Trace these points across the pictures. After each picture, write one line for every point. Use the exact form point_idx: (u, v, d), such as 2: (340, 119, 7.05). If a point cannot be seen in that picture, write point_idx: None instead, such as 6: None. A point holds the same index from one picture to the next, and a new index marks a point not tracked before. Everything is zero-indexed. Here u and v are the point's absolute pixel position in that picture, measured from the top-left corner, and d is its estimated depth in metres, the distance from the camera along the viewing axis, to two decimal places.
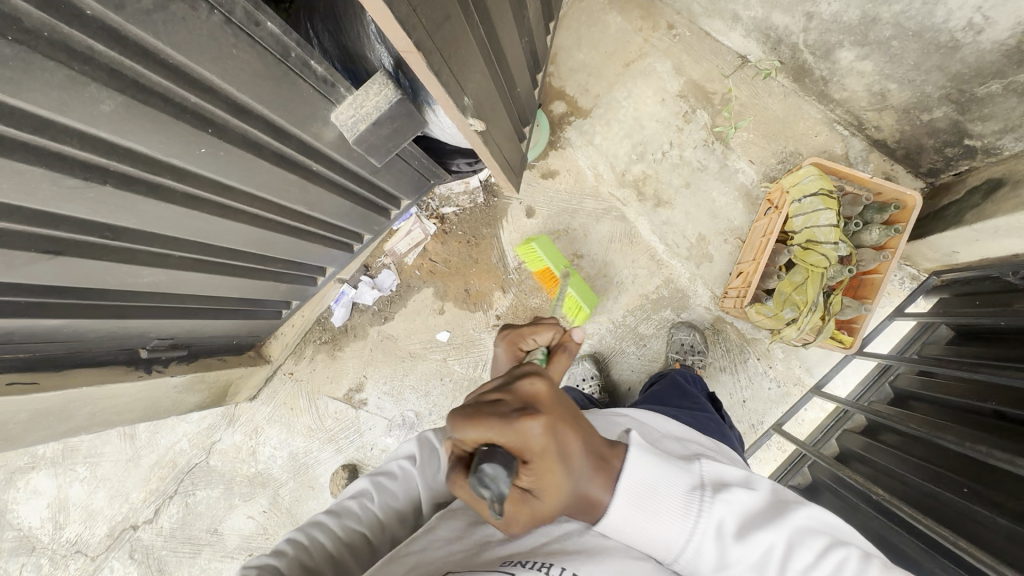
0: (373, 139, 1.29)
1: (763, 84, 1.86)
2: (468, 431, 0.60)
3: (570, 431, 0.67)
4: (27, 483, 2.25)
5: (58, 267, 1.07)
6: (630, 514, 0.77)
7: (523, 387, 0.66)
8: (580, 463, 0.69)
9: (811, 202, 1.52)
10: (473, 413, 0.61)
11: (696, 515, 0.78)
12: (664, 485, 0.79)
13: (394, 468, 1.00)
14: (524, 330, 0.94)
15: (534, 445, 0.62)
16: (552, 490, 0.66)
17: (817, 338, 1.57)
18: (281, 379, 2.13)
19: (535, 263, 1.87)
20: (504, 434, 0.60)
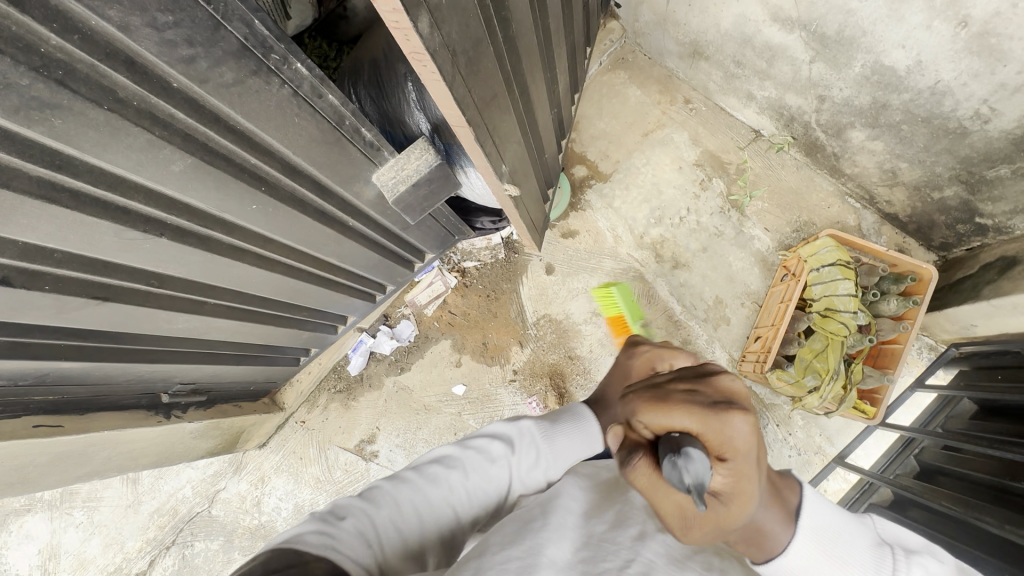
0: (410, 199, 1.35)
1: (777, 157, 1.96)
2: (656, 414, 0.65)
3: (761, 444, 0.66)
4: (20, 527, 2.18)
5: (103, 313, 1.10)
6: (814, 555, 0.73)
7: (719, 382, 0.67)
8: (759, 484, 0.67)
9: (829, 271, 1.56)
10: (671, 400, 0.65)
11: (890, 568, 0.73)
12: (848, 534, 0.75)
13: (489, 447, 0.91)
14: (661, 351, 0.95)
15: (735, 444, 0.62)
16: (742, 499, 0.63)
17: (840, 408, 1.56)
18: (292, 427, 2.11)
19: (609, 310, 1.90)
20: (709, 424, 0.62)
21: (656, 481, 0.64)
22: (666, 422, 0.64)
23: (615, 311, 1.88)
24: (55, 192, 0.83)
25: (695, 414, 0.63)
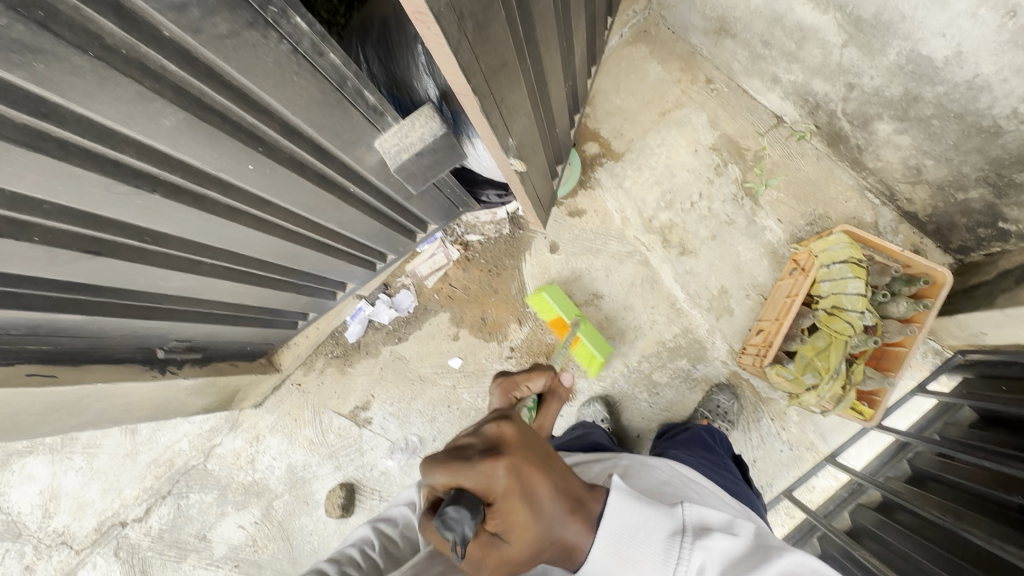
0: (413, 168, 1.31)
1: (797, 146, 1.89)
2: (436, 473, 0.64)
3: (536, 472, 0.68)
4: (23, 468, 2.25)
5: (95, 268, 1.08)
6: (603, 561, 0.79)
7: (488, 429, 0.69)
8: (551, 507, 0.70)
9: (840, 269, 1.51)
10: (442, 457, 0.64)
11: (676, 561, 0.81)
12: (638, 535, 0.81)
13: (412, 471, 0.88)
14: (519, 377, 0.99)
15: (498, 489, 0.64)
16: (519, 533, 0.66)
17: (837, 407, 1.54)
18: (288, 389, 2.13)
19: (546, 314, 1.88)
20: (470, 477, 0.63)
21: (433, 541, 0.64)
22: (442, 478, 0.63)
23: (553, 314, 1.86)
24: (41, 141, 0.80)
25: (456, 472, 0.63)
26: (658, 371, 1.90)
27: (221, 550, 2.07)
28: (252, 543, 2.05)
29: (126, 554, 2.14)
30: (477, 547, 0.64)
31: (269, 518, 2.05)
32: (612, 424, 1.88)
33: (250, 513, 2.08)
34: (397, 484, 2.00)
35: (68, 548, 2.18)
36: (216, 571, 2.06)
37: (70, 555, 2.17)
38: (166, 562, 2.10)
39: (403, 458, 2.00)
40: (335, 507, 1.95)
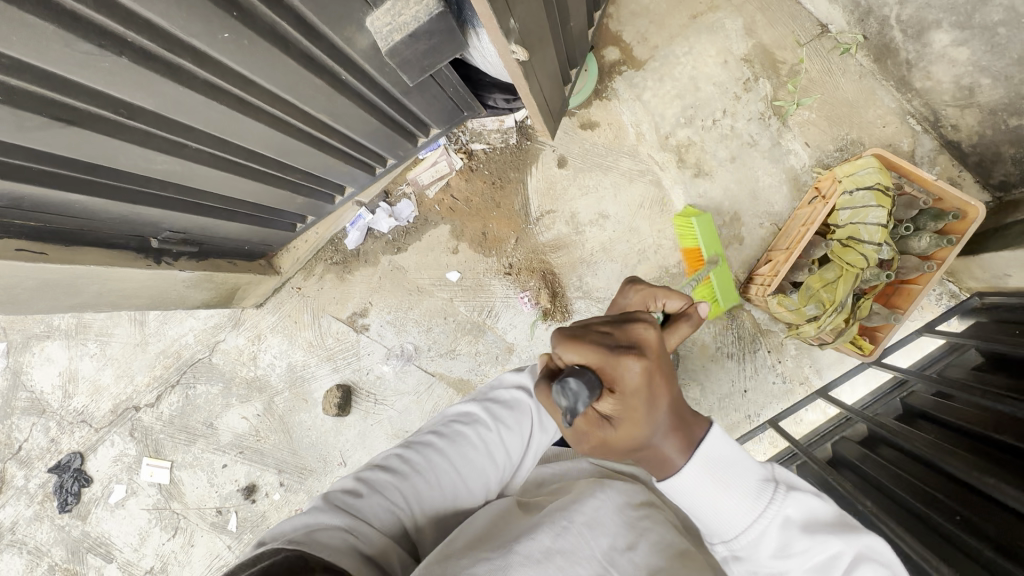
0: (407, 54, 1.20)
1: (839, 60, 1.70)
2: (572, 346, 0.84)
3: (659, 381, 0.83)
4: (42, 350, 2.40)
5: (69, 139, 1.04)
6: (699, 478, 0.83)
7: (632, 331, 0.86)
8: (661, 418, 0.83)
9: (863, 195, 1.40)
10: (581, 339, 0.85)
11: (766, 501, 0.81)
12: (737, 467, 0.83)
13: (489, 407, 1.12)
14: (660, 291, 1.02)
15: (619, 378, 0.81)
16: (627, 424, 0.81)
17: (835, 341, 1.48)
18: (288, 292, 2.14)
19: (686, 240, 1.76)
20: (605, 360, 0.81)
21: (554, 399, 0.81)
22: (575, 352, 0.83)
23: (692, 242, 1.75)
24: None
25: (591, 353, 0.82)
26: None
27: (227, 437, 2.19)
28: (255, 433, 2.16)
29: (141, 435, 2.28)
30: (586, 422, 0.82)
31: (270, 412, 2.15)
32: None
33: (252, 406, 2.17)
34: (392, 389, 2.05)
35: (88, 426, 2.34)
36: (223, 455, 2.19)
37: (89, 431, 2.34)
38: (177, 444, 2.24)
39: (398, 364, 2.04)
40: (331, 406, 2.02)
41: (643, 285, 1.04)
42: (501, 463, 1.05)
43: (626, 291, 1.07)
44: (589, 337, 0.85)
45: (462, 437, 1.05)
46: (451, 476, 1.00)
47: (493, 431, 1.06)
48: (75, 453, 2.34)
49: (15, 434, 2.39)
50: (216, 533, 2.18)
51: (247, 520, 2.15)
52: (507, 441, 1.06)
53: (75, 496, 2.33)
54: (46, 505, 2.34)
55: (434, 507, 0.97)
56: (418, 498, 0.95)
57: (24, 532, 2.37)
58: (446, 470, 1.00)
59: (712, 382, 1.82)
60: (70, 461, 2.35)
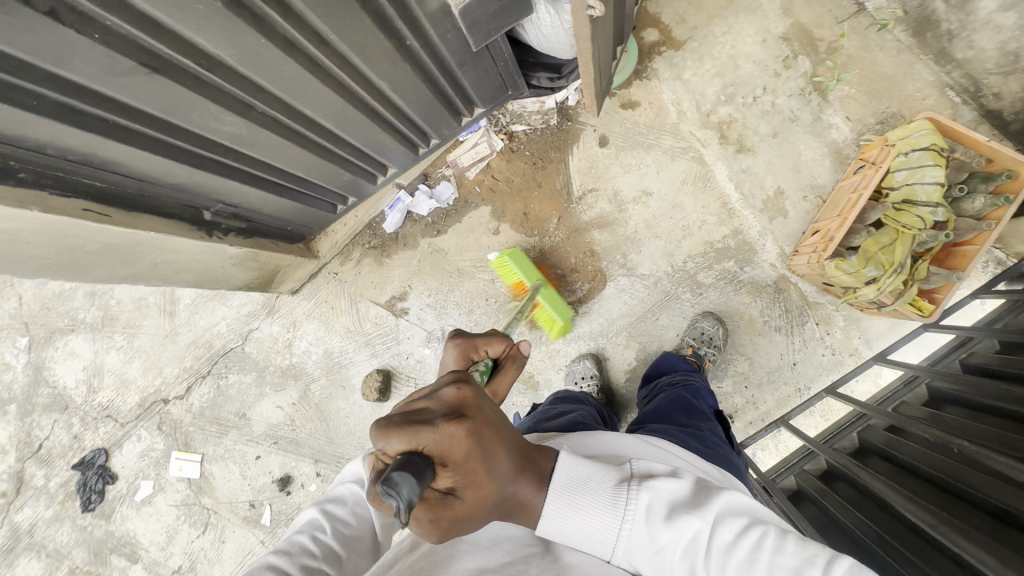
0: (479, 14, 1.25)
1: (876, 37, 1.75)
2: (393, 437, 0.56)
3: (495, 440, 0.65)
4: (66, 344, 2.31)
5: (150, 88, 1.03)
6: (560, 512, 0.79)
7: (453, 393, 0.65)
8: (507, 467, 0.67)
9: (919, 156, 1.44)
10: (401, 421, 0.58)
11: (625, 507, 0.79)
12: (589, 485, 0.80)
13: (343, 493, 0.93)
14: (477, 338, 0.91)
15: (455, 449, 0.59)
16: (477, 496, 0.62)
17: (895, 303, 1.50)
18: (325, 278, 2.12)
19: (509, 276, 1.88)
20: (436, 438, 0.58)
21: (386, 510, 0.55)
22: (391, 442, 0.56)
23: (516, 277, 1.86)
24: None
25: (415, 434, 0.57)
26: (704, 272, 1.86)
27: (261, 428, 2.14)
28: (291, 422, 2.12)
29: (170, 429, 2.22)
30: (423, 514, 0.57)
31: (306, 400, 2.11)
32: (601, 381, 1.88)
33: (288, 395, 2.13)
34: (433, 372, 2.03)
35: (113, 421, 2.26)
36: (256, 446, 2.14)
37: (115, 427, 2.25)
38: (208, 437, 2.19)
39: (439, 347, 2.02)
40: (372, 390, 1.99)
41: (463, 336, 0.91)
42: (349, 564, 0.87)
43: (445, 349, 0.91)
44: (407, 413, 0.60)
45: (298, 552, 0.84)
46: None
47: (334, 532, 0.88)
48: (100, 450, 2.25)
49: (35, 432, 2.29)
50: (249, 528, 2.12)
51: (281, 513, 2.10)
52: (348, 539, 0.89)
53: (99, 495, 2.23)
54: (68, 505, 2.24)
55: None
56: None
57: (43, 535, 2.25)
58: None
59: (760, 356, 1.82)
60: (93, 458, 2.25)
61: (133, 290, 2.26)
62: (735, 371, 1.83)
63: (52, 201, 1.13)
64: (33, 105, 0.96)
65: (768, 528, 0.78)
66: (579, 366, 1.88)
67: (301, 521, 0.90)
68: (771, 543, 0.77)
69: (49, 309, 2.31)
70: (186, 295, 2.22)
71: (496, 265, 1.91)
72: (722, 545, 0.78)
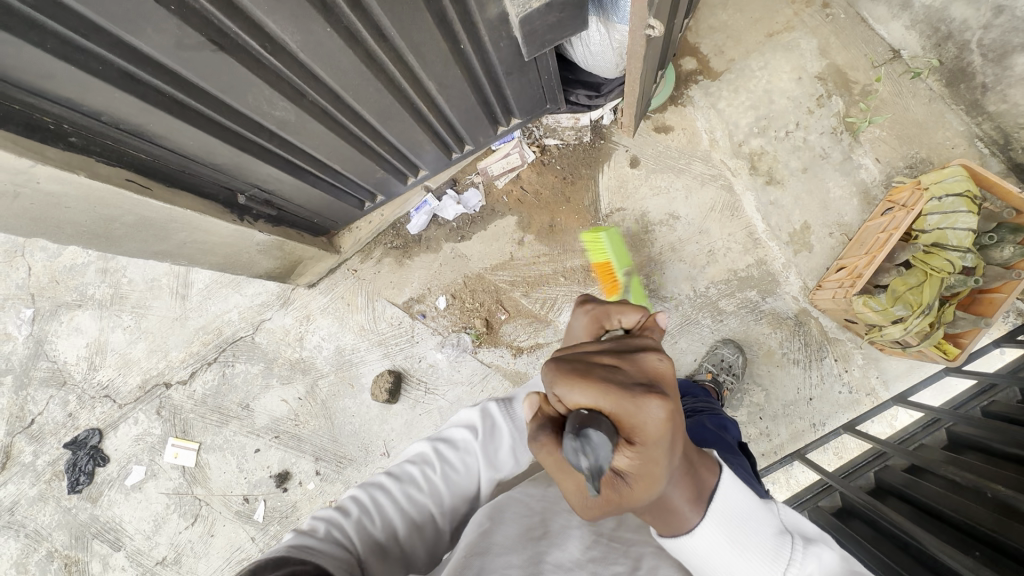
0: (537, 24, 1.27)
1: (909, 84, 1.80)
2: (579, 393, 0.63)
3: (680, 429, 0.67)
4: (71, 320, 2.25)
5: (212, 65, 1.03)
6: (717, 539, 0.76)
7: (645, 364, 0.69)
8: (674, 461, 0.67)
9: (952, 201, 1.46)
10: (594, 379, 0.64)
11: (783, 558, 0.78)
12: (748, 524, 0.78)
13: (455, 436, 0.97)
14: (612, 308, 0.87)
15: (644, 428, 0.62)
16: (645, 478, 0.64)
17: (920, 343, 1.51)
18: (343, 274, 2.11)
19: (597, 255, 1.91)
20: (625, 406, 0.62)
21: (559, 460, 0.63)
22: (579, 397, 0.63)
23: (602, 257, 1.91)
24: None
25: (604, 396, 0.62)
26: (726, 299, 1.86)
27: (263, 420, 2.11)
28: (294, 417, 2.09)
29: (169, 414, 2.17)
30: (596, 480, 0.63)
31: (313, 395, 2.08)
32: None
33: (294, 388, 2.10)
34: (445, 377, 2.01)
35: (111, 402, 2.20)
36: (257, 439, 2.10)
37: (112, 408, 2.19)
38: (207, 425, 2.14)
39: (453, 353, 2.01)
40: (382, 391, 1.97)
41: (594, 304, 0.90)
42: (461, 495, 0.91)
43: (575, 313, 0.92)
44: (590, 370, 0.66)
45: (407, 481, 0.90)
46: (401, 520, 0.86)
47: (441, 472, 0.91)
48: (94, 430, 2.19)
49: (30, 406, 2.22)
50: (240, 523, 2.07)
51: (276, 510, 2.06)
52: (455, 481, 0.92)
53: (87, 476, 2.16)
54: (54, 485, 2.16)
55: (378, 557, 0.81)
56: (362, 542, 0.80)
57: (24, 514, 2.17)
58: (389, 515, 0.85)
59: (777, 388, 1.81)
60: (87, 438, 2.18)
61: (146, 270, 2.22)
62: (750, 402, 1.82)
63: (98, 168, 1.12)
64: (99, 71, 0.96)
65: None
66: None
67: (413, 451, 0.96)
68: None
69: (57, 282, 2.25)
70: (200, 280, 2.19)
71: (586, 241, 1.94)
72: None
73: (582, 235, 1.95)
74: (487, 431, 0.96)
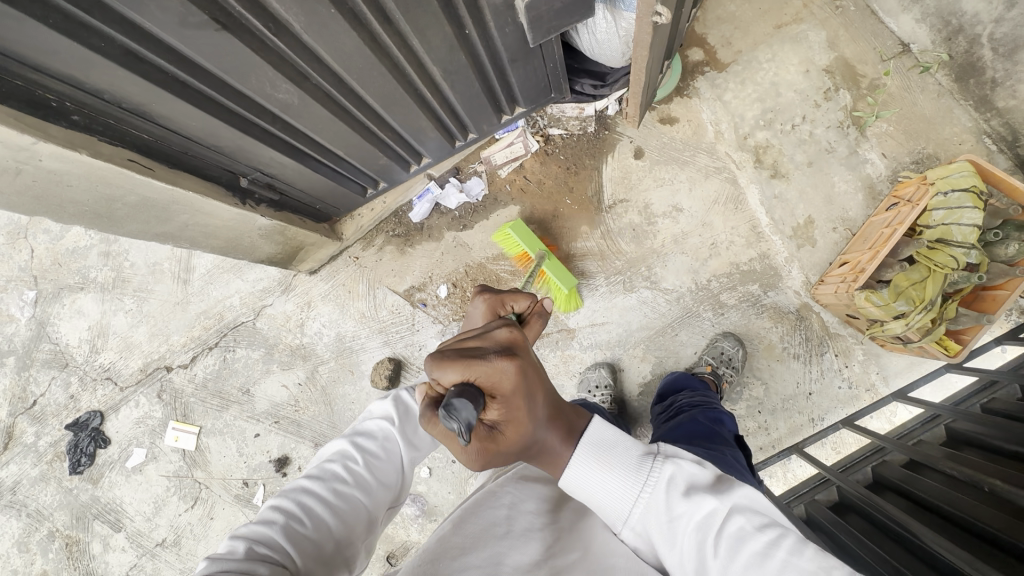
0: (543, 10, 1.25)
1: (919, 79, 1.78)
2: (449, 371, 0.74)
3: (538, 383, 0.80)
4: (73, 302, 2.25)
5: (217, 46, 1.03)
6: (586, 469, 0.82)
7: (498, 335, 0.81)
8: (541, 411, 0.81)
9: (958, 197, 1.45)
10: (456, 356, 0.75)
11: (646, 474, 0.80)
12: (612, 448, 0.83)
13: (371, 426, 1.02)
14: (505, 296, 0.99)
15: (504, 386, 0.76)
16: (514, 426, 0.77)
17: (922, 339, 1.50)
18: (345, 261, 2.11)
19: (512, 249, 1.86)
20: (484, 370, 0.75)
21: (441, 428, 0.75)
22: (448, 374, 0.74)
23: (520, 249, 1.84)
24: None
25: (468, 366, 0.75)
26: (727, 292, 1.86)
27: (264, 405, 2.12)
28: (295, 403, 2.10)
29: (170, 397, 2.18)
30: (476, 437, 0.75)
31: (313, 381, 2.09)
32: (615, 391, 1.87)
33: (295, 374, 2.11)
34: None
35: (112, 384, 2.21)
36: (257, 424, 2.11)
37: (113, 390, 2.20)
38: (208, 409, 2.15)
39: None
40: (382, 378, 1.98)
41: (491, 292, 1.00)
42: (381, 485, 0.97)
43: (473, 302, 1.01)
44: (459, 348, 0.78)
45: (330, 479, 0.92)
46: (326, 521, 0.89)
47: (364, 463, 0.96)
48: (95, 412, 2.20)
49: (32, 387, 2.23)
50: (239, 507, 2.08)
51: (275, 494, 2.07)
52: (379, 467, 0.97)
53: (89, 458, 2.17)
54: (56, 466, 2.18)
55: (314, 558, 0.85)
56: (295, 549, 0.84)
57: (26, 494, 2.18)
58: (320, 517, 0.89)
59: (776, 382, 1.81)
60: (88, 420, 2.20)
61: (149, 254, 2.22)
62: (749, 396, 1.82)
63: (100, 147, 1.12)
64: (101, 48, 0.95)
65: (783, 534, 0.75)
66: (594, 374, 1.88)
67: (329, 449, 0.98)
68: (787, 544, 0.74)
69: (60, 265, 2.26)
70: (202, 265, 2.20)
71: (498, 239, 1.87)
72: (734, 532, 0.76)
73: (495, 235, 1.88)
74: (401, 415, 1.03)
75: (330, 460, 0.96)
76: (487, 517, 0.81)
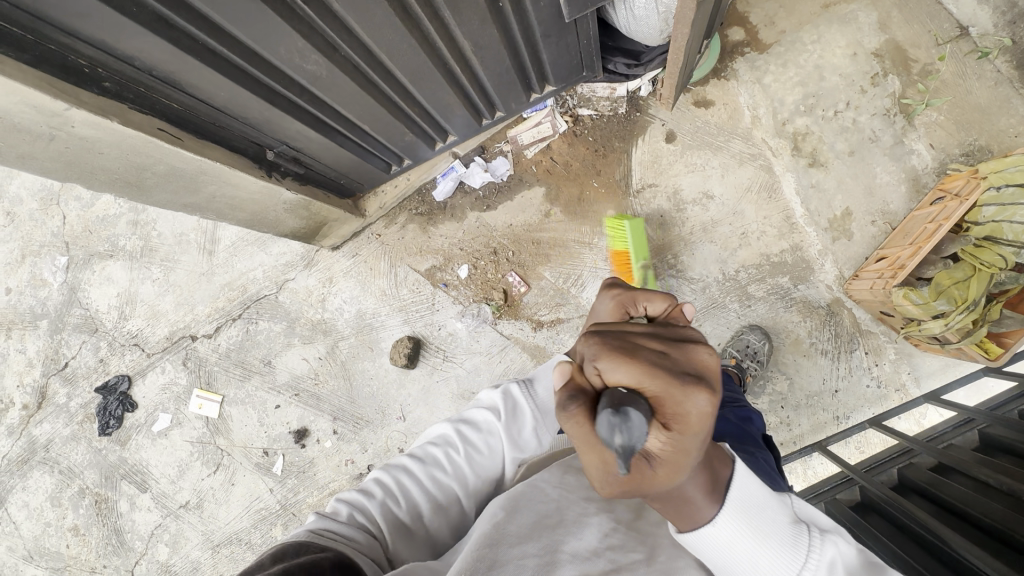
0: None
1: (975, 65, 1.68)
2: (618, 369, 0.63)
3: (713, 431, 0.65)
4: (102, 269, 2.30)
5: (248, 13, 1.01)
6: (735, 535, 0.71)
7: (693, 354, 0.67)
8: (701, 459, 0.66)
9: (1012, 193, 1.39)
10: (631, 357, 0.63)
11: (806, 548, 0.72)
12: (764, 513, 0.73)
13: (478, 418, 1.00)
14: (637, 293, 0.85)
15: (687, 416, 0.61)
16: (673, 467, 0.62)
17: (960, 341, 1.44)
18: (367, 237, 2.11)
19: (616, 242, 1.81)
20: (663, 389, 0.62)
21: (584, 435, 0.61)
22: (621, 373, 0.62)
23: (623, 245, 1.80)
24: None
25: (645, 375, 0.62)
26: (755, 284, 1.80)
27: (284, 377, 2.15)
28: (314, 376, 2.13)
29: (194, 365, 2.23)
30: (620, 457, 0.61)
31: (333, 356, 2.11)
32: None
33: (315, 348, 2.13)
34: (463, 346, 2.02)
35: (140, 350, 2.26)
36: (277, 395, 2.15)
37: (140, 356, 2.26)
38: (230, 379, 2.20)
39: (472, 322, 2.01)
40: (400, 356, 1.99)
41: (621, 289, 0.88)
42: (472, 485, 0.94)
43: (601, 298, 0.90)
44: (642, 352, 0.65)
45: (430, 463, 0.94)
46: (420, 503, 0.90)
47: (464, 455, 0.95)
48: (123, 376, 2.26)
49: (63, 350, 2.30)
50: (260, 475, 2.14)
51: (294, 464, 2.12)
52: (477, 461, 0.95)
53: (117, 420, 2.24)
54: (86, 426, 2.25)
55: (403, 537, 0.86)
56: (388, 526, 0.86)
57: (58, 452, 2.27)
58: (417, 499, 0.90)
59: (802, 378, 1.77)
60: (116, 384, 2.26)
61: (175, 225, 2.25)
62: (773, 390, 1.78)
63: (130, 116, 1.12)
64: (133, 13, 0.94)
65: None
66: None
67: (433, 433, 1.00)
68: None
69: (90, 232, 2.30)
70: (227, 237, 2.21)
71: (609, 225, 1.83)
72: None
73: (608, 220, 1.84)
74: (508, 412, 0.98)
75: (433, 445, 0.97)
76: (534, 504, 0.74)
